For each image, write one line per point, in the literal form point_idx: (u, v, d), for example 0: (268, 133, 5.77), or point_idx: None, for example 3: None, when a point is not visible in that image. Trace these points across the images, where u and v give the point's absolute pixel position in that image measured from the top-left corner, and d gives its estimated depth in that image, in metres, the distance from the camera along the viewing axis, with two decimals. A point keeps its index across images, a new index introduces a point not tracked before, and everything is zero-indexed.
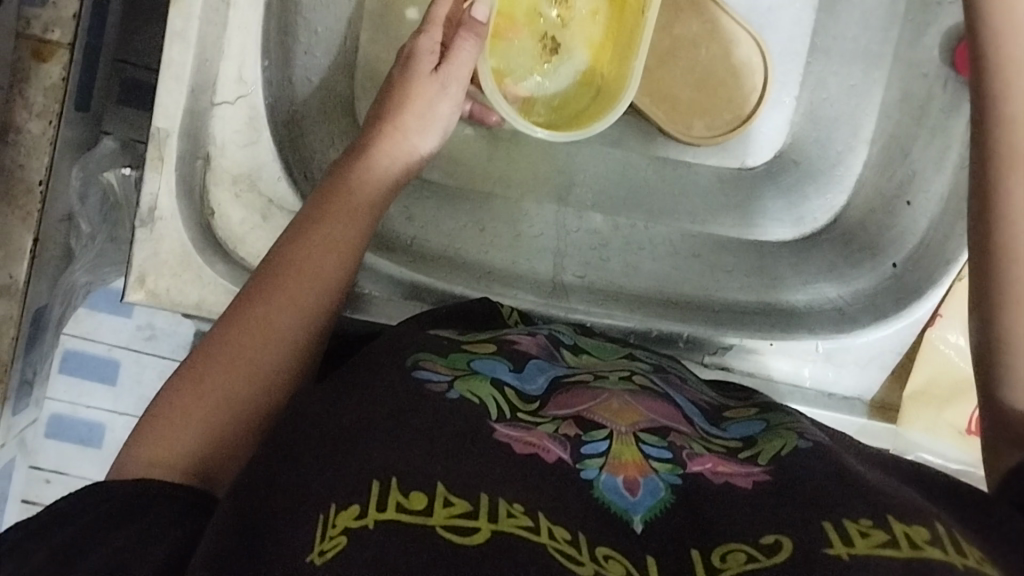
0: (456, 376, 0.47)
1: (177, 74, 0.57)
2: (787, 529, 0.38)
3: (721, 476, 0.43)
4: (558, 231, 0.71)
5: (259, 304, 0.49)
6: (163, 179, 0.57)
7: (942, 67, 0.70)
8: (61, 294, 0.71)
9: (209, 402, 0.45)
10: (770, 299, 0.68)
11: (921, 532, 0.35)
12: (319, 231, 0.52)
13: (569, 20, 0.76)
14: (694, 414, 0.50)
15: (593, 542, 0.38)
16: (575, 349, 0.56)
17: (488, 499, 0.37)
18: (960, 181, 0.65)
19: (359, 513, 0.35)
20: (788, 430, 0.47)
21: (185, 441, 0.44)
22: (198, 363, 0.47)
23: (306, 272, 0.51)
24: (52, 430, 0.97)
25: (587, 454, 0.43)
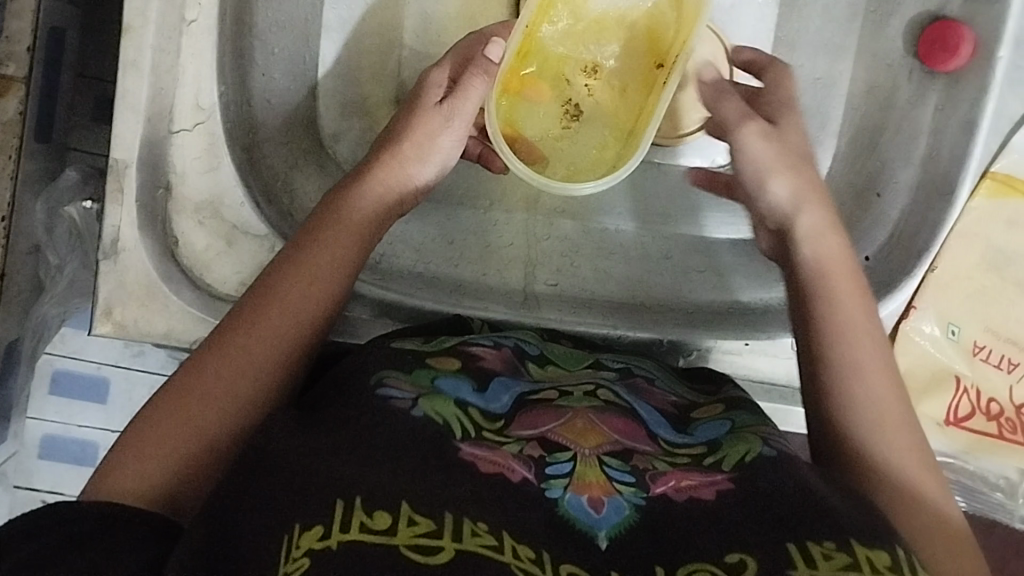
0: (420, 394, 0.47)
1: (133, 104, 0.57)
2: (752, 548, 0.38)
3: (684, 492, 0.43)
4: (527, 238, 0.70)
5: (243, 332, 0.48)
6: (124, 211, 0.57)
7: (906, 57, 0.70)
8: (33, 325, 0.71)
9: (180, 432, 0.45)
10: (744, 299, 0.67)
11: (882, 556, 0.37)
12: (311, 256, 0.51)
13: (597, 90, 0.74)
14: (659, 425, 0.51)
15: (558, 559, 0.38)
16: (541, 360, 0.57)
17: (453, 518, 0.37)
18: (928, 173, 0.66)
19: (323, 534, 0.36)
20: (751, 434, 0.48)
21: (154, 471, 0.44)
22: (173, 391, 0.46)
23: (285, 299, 0.49)
24: (45, 451, 0.96)
25: (552, 475, 0.44)
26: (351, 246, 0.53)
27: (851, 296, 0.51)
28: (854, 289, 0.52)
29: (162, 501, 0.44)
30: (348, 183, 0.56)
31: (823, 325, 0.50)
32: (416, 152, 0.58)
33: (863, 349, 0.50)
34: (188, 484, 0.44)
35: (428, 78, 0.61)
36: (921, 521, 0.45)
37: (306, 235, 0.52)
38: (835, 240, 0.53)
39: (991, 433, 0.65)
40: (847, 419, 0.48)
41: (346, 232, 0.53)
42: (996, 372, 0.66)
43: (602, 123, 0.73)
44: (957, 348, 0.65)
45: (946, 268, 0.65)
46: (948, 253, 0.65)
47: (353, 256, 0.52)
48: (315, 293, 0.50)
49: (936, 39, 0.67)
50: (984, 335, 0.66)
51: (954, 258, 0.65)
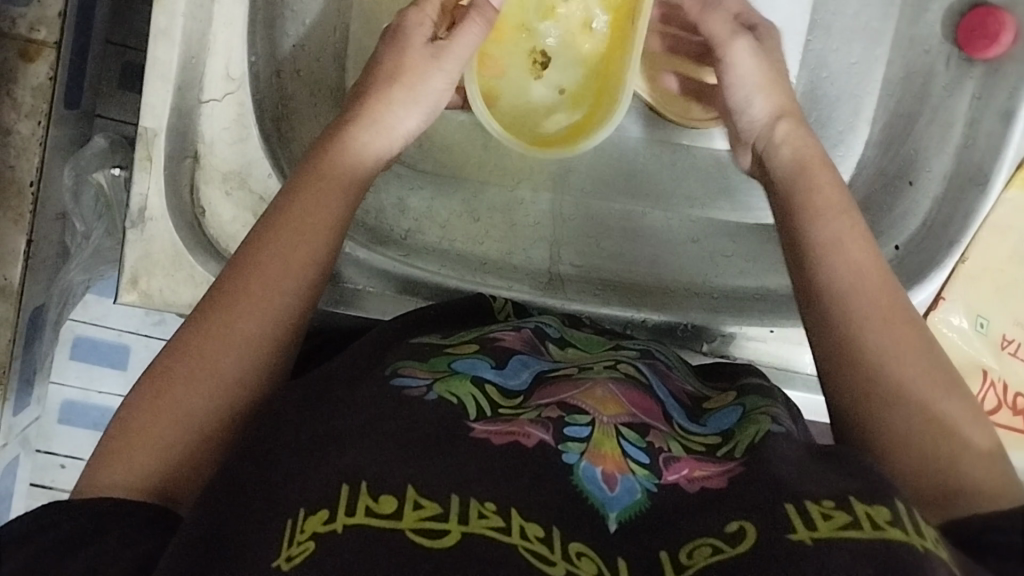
0: (435, 378, 0.47)
1: (162, 73, 0.56)
2: (752, 514, 0.38)
3: (695, 483, 0.43)
4: (553, 219, 0.69)
5: (224, 315, 0.47)
6: (152, 179, 0.57)
7: (944, 43, 0.69)
8: (57, 292, 0.71)
9: (171, 414, 0.44)
10: (769, 285, 0.67)
11: (882, 512, 0.36)
12: (291, 227, 0.51)
13: (563, 30, 0.71)
14: (673, 409, 0.50)
15: (568, 538, 0.38)
16: (562, 343, 0.57)
17: (458, 500, 0.37)
18: (963, 161, 0.65)
19: (328, 517, 0.35)
20: (761, 414, 0.49)
21: (150, 455, 0.43)
22: (162, 371, 0.46)
23: (271, 274, 0.49)
24: (65, 416, 0.98)
25: (570, 436, 0.44)
26: (330, 209, 0.52)
27: (829, 207, 0.50)
28: (833, 199, 0.50)
29: (159, 492, 0.43)
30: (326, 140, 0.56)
31: (802, 237, 0.49)
32: (394, 115, 0.59)
33: (852, 254, 0.48)
34: (184, 471, 0.44)
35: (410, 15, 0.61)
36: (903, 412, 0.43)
37: (281, 208, 0.52)
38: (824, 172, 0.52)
39: (1017, 428, 0.64)
40: (834, 321, 0.46)
41: (323, 200, 0.52)
42: (1022, 365, 0.65)
43: (572, 66, 0.71)
44: (986, 342, 0.65)
45: (977, 259, 0.64)
46: (978, 244, 0.64)
47: (333, 228, 0.52)
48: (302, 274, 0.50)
49: (976, 24, 0.66)
50: (1013, 329, 0.65)
51: (984, 250, 0.64)
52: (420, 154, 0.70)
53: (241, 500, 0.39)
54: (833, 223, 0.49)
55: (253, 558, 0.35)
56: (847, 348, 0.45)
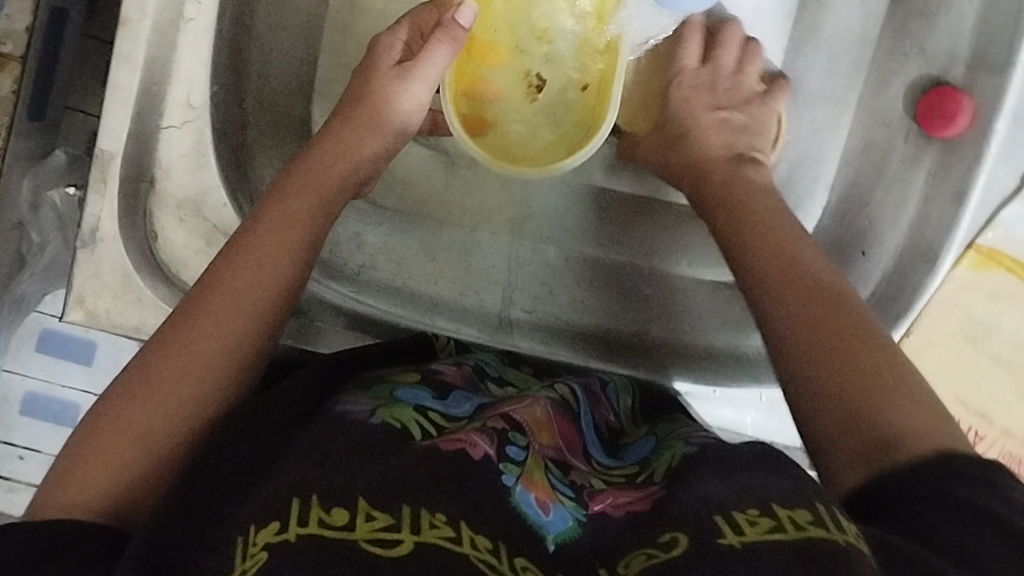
0: (377, 404, 0.46)
1: (123, 97, 0.57)
2: (684, 525, 0.39)
3: (621, 507, 0.45)
4: (509, 263, 0.69)
5: (192, 331, 0.46)
6: (105, 201, 0.58)
7: (905, 117, 0.70)
8: (11, 299, 0.71)
9: (129, 437, 0.43)
10: (718, 345, 0.67)
11: (805, 514, 0.36)
12: (259, 246, 0.50)
13: (555, 55, 0.72)
14: (594, 443, 0.54)
15: (513, 553, 0.38)
16: (500, 381, 0.57)
17: (410, 510, 0.36)
18: (917, 237, 0.65)
19: (280, 528, 0.35)
20: (675, 439, 0.52)
21: (103, 481, 0.42)
22: (122, 392, 0.45)
23: (237, 292, 0.48)
24: (27, 407, 0.98)
25: (510, 457, 0.44)
26: (300, 231, 0.52)
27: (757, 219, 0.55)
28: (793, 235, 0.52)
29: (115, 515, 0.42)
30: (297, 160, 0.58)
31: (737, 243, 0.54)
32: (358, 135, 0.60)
33: (817, 270, 0.49)
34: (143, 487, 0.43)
35: (382, 38, 0.63)
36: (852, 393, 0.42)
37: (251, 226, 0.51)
38: (776, 215, 0.55)
39: None
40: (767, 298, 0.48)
41: (295, 223, 0.52)
42: None
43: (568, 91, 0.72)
44: None
45: (922, 333, 0.65)
46: (925, 319, 0.65)
47: (304, 250, 0.52)
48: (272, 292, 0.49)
49: (935, 104, 0.66)
50: (952, 404, 0.66)
51: (930, 325, 0.65)
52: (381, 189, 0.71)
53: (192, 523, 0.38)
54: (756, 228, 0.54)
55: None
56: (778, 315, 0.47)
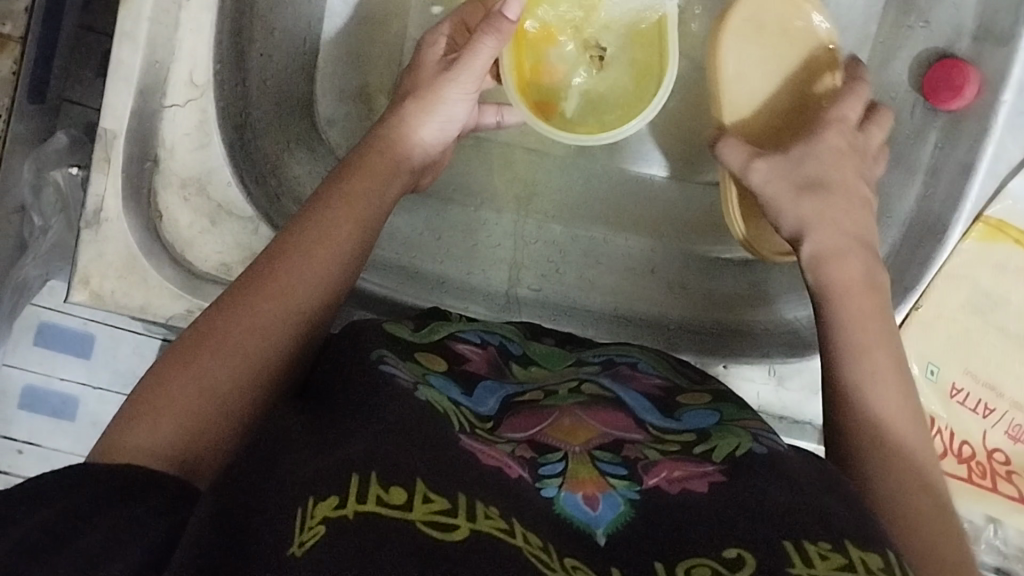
0: (416, 381, 0.47)
1: (126, 74, 0.57)
2: (747, 544, 0.39)
3: (676, 484, 0.45)
4: (516, 242, 0.69)
5: (254, 300, 0.47)
6: (109, 180, 0.57)
7: (910, 91, 0.70)
8: (12, 283, 0.71)
9: (193, 390, 0.44)
10: (728, 320, 0.67)
11: (876, 560, 0.37)
12: (324, 223, 0.51)
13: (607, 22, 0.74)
14: (647, 411, 0.52)
15: (562, 552, 0.38)
16: (523, 360, 0.58)
17: (465, 499, 0.37)
18: (925, 210, 0.65)
19: (338, 504, 0.35)
20: (741, 429, 0.50)
21: (166, 430, 0.42)
22: (188, 347, 0.45)
23: (302, 261, 0.49)
24: (26, 402, 0.97)
25: (546, 474, 0.45)
26: (363, 211, 0.53)
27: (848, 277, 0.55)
28: (876, 329, 0.53)
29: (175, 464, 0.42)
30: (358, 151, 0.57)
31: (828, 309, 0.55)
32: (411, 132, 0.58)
33: (871, 391, 0.50)
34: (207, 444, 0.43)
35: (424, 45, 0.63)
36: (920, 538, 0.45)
37: (317, 205, 0.52)
38: (850, 261, 0.56)
39: (962, 476, 0.66)
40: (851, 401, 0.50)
41: (357, 201, 0.53)
42: (970, 415, 0.66)
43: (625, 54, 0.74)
44: (934, 389, 0.66)
45: (931, 307, 0.65)
46: (935, 292, 0.65)
47: (365, 230, 0.52)
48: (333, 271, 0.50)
49: (941, 77, 0.66)
50: (963, 377, 0.66)
51: (940, 299, 0.65)
52: None
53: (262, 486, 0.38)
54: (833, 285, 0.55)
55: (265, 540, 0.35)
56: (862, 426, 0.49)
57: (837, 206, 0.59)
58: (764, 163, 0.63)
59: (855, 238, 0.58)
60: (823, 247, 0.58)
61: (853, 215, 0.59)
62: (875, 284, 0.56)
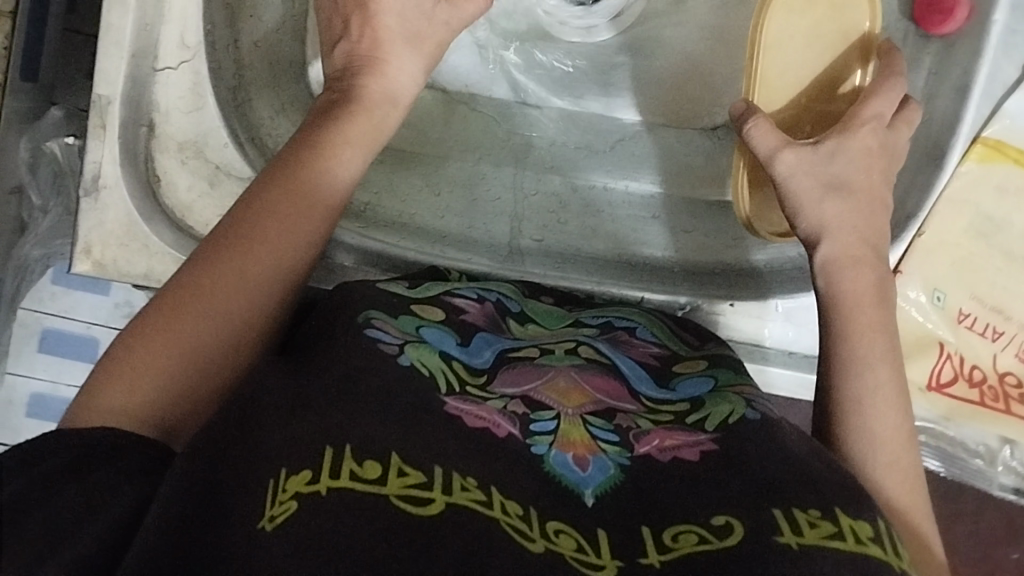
0: (406, 340, 0.47)
1: (117, 39, 0.57)
2: (739, 513, 0.38)
3: (667, 452, 0.44)
4: (514, 194, 0.69)
5: (227, 259, 0.45)
6: (105, 147, 0.57)
7: (901, 20, 0.70)
8: (14, 267, 0.71)
9: (173, 347, 0.42)
10: (729, 260, 0.67)
11: (865, 528, 0.37)
12: (298, 181, 0.48)
13: None
14: (642, 380, 0.52)
15: (545, 517, 0.38)
16: (522, 318, 0.58)
17: (442, 471, 0.37)
18: (921, 137, 0.65)
19: (311, 479, 0.35)
20: (735, 395, 0.50)
21: (144, 388, 0.41)
22: (166, 300, 0.44)
23: (283, 214, 0.47)
24: (33, 410, 0.97)
25: (538, 430, 0.44)
26: (344, 162, 0.50)
27: (860, 241, 0.54)
28: (882, 344, 0.51)
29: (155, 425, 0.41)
30: (333, 105, 0.52)
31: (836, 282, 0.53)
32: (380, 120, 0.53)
33: (869, 409, 0.49)
34: (179, 406, 0.42)
35: None
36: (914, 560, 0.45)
37: (294, 160, 0.49)
38: (866, 272, 0.53)
39: (973, 399, 0.67)
40: (849, 384, 0.50)
41: (339, 150, 0.50)
42: (978, 339, 0.67)
43: None
44: (941, 314, 0.66)
45: (933, 233, 0.65)
46: (936, 218, 0.64)
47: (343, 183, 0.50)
48: (308, 229, 0.48)
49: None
50: (969, 303, 0.66)
51: (941, 223, 0.65)
52: None
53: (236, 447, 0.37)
54: (848, 260, 0.53)
55: (233, 511, 0.34)
56: (858, 407, 0.49)
57: (859, 209, 0.54)
58: (793, 153, 0.56)
59: (872, 246, 0.54)
60: (847, 247, 0.53)
61: (874, 216, 0.55)
62: (885, 294, 0.53)
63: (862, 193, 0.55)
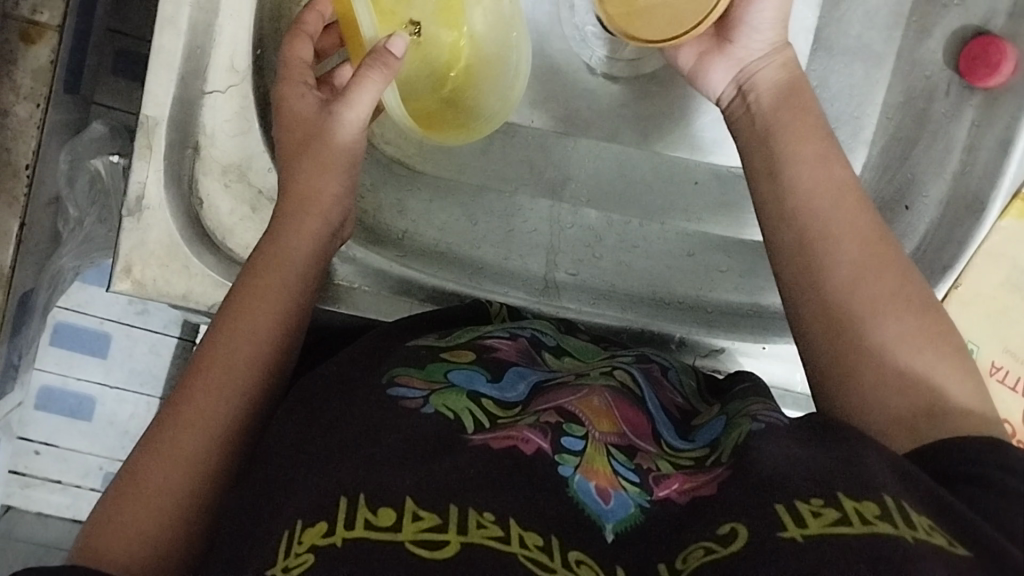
0: (432, 390, 0.45)
1: (168, 61, 0.56)
2: (742, 515, 0.37)
3: (687, 493, 0.42)
4: (551, 226, 0.70)
5: (200, 393, 0.46)
6: (151, 168, 0.57)
7: (946, 70, 0.70)
8: (47, 277, 0.71)
9: (163, 480, 0.43)
10: (763, 301, 0.67)
11: (872, 508, 0.35)
12: (257, 297, 0.50)
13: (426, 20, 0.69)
14: (663, 424, 0.50)
15: (566, 546, 0.37)
16: (557, 351, 0.56)
17: (458, 510, 0.36)
18: (962, 187, 0.66)
19: (327, 530, 0.35)
20: (742, 416, 0.47)
21: (141, 525, 0.42)
22: (151, 440, 0.45)
23: (250, 322, 0.49)
24: (42, 402, 0.98)
25: (567, 448, 0.42)
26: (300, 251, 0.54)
27: (801, 127, 0.52)
28: (830, 191, 0.49)
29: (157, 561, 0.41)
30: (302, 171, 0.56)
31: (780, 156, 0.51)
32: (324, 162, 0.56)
33: (826, 264, 0.47)
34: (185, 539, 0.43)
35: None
36: (897, 406, 0.42)
37: (254, 269, 0.52)
38: (813, 141, 0.51)
39: None
40: (805, 249, 0.48)
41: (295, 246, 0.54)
42: (1008, 392, 0.65)
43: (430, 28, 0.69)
44: None
45: (970, 285, 0.64)
46: (973, 270, 0.64)
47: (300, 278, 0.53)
48: (274, 332, 0.50)
49: (978, 53, 0.67)
50: (1002, 356, 0.65)
51: (979, 275, 0.64)
52: (419, 155, 0.71)
53: (241, 545, 0.38)
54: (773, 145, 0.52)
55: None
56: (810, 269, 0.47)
57: (780, 88, 0.55)
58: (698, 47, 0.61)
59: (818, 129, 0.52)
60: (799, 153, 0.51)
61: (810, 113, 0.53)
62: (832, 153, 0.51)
63: (781, 69, 0.56)
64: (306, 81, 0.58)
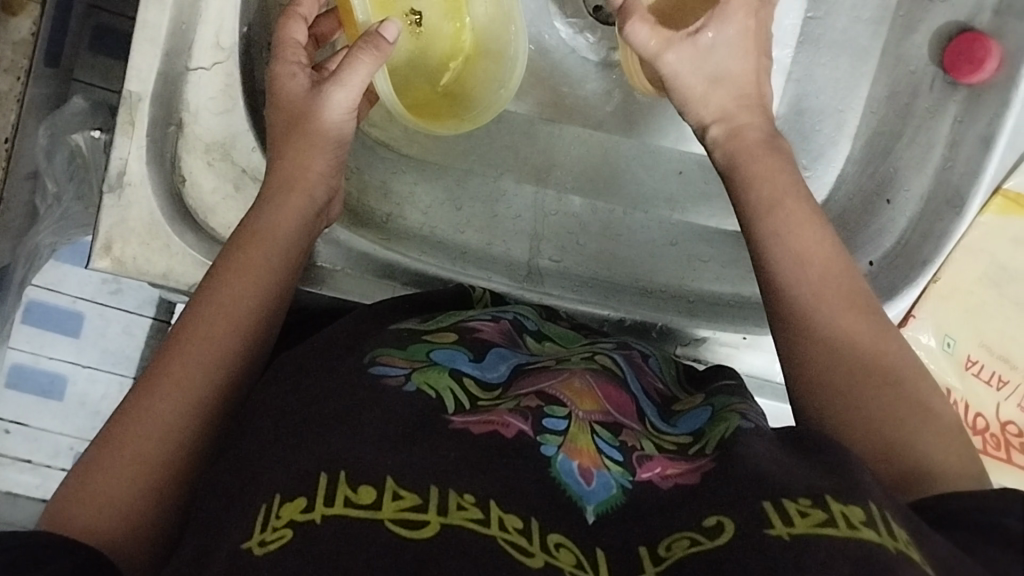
0: (413, 368, 0.45)
1: (152, 36, 0.56)
2: (729, 509, 0.37)
3: (669, 480, 0.42)
4: (535, 214, 0.69)
5: (176, 362, 0.45)
6: (134, 144, 0.56)
7: (931, 65, 0.71)
8: (24, 254, 0.70)
9: (140, 451, 0.43)
10: (746, 292, 0.66)
11: (857, 513, 0.34)
12: (238, 270, 0.50)
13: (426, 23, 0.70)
14: (646, 406, 0.50)
15: (546, 529, 0.37)
16: (539, 335, 0.56)
17: (438, 491, 0.36)
18: (942, 182, 0.66)
19: (306, 506, 0.34)
20: (731, 413, 0.47)
21: (115, 491, 0.41)
22: (130, 408, 0.44)
23: (234, 296, 0.48)
24: (13, 380, 0.97)
25: (549, 428, 0.42)
26: (285, 229, 0.53)
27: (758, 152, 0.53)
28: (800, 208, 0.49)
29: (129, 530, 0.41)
30: (286, 147, 0.56)
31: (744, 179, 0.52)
32: (314, 151, 0.56)
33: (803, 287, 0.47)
34: (161, 508, 0.42)
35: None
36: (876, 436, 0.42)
37: (240, 245, 0.51)
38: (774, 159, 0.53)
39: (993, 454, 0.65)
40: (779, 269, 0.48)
41: (280, 226, 0.53)
42: (984, 387, 0.66)
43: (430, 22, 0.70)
44: (950, 360, 0.65)
45: (948, 280, 0.65)
46: (953, 263, 0.65)
47: (285, 257, 0.52)
48: (256, 306, 0.49)
49: (962, 49, 0.67)
50: (977, 349, 0.66)
51: (957, 270, 0.65)
52: (404, 138, 0.70)
53: (218, 519, 0.38)
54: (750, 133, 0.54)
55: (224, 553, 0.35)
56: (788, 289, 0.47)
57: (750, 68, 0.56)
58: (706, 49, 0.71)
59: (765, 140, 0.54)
60: (785, 208, 0.49)
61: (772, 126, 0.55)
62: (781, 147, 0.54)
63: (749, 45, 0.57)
64: (299, 61, 0.58)
